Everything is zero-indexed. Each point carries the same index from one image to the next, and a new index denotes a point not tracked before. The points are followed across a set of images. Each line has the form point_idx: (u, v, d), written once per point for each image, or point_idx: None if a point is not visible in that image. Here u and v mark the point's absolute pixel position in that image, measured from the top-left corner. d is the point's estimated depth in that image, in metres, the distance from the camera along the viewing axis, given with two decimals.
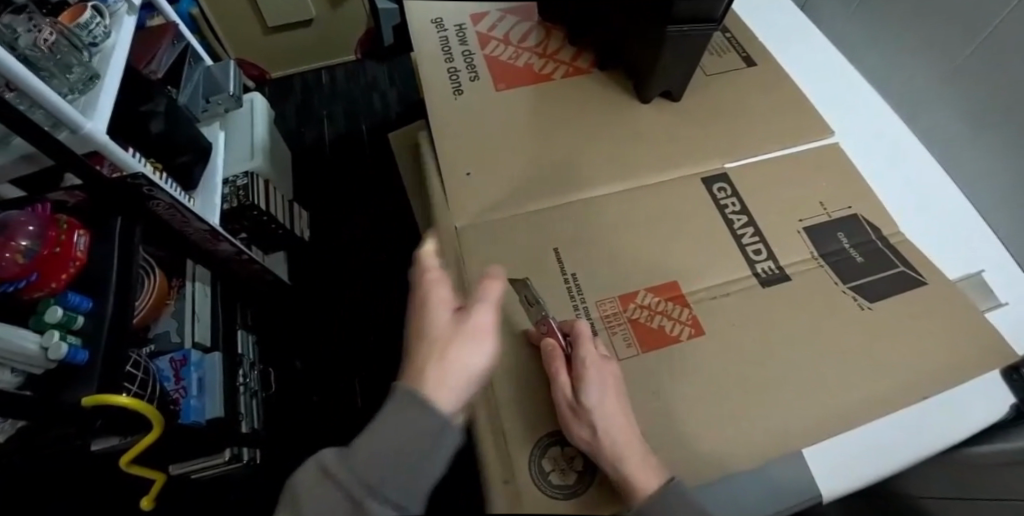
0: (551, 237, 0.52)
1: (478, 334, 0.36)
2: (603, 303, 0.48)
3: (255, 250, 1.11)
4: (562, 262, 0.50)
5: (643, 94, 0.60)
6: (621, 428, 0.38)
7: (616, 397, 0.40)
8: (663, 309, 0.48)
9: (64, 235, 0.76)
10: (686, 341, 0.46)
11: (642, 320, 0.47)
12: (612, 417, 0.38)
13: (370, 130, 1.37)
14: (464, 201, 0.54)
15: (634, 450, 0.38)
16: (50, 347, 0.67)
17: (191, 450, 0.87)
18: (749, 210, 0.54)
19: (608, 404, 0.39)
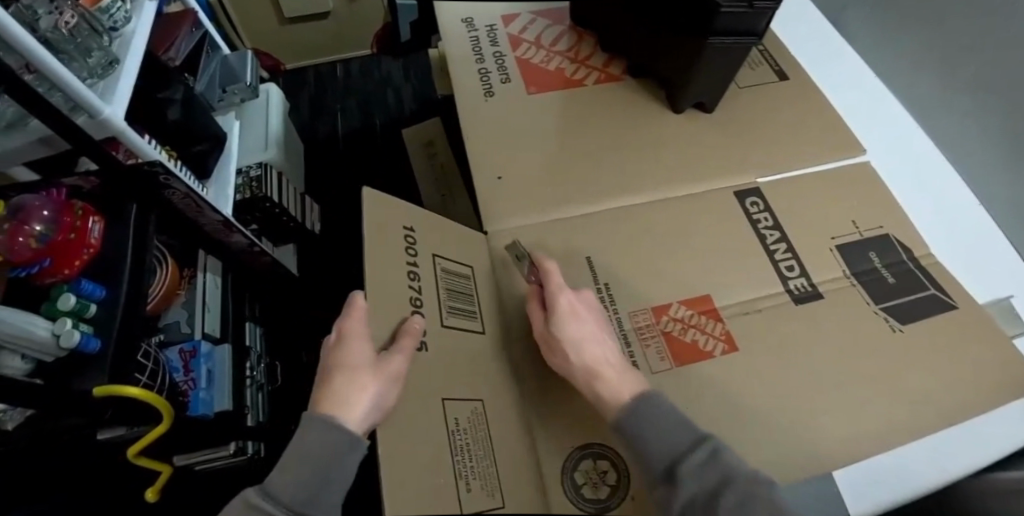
0: (584, 245, 0.52)
1: (371, 374, 0.38)
2: (636, 315, 0.48)
3: (266, 242, 1.10)
4: (595, 273, 0.50)
5: (675, 104, 0.59)
6: (580, 353, 0.42)
7: (581, 324, 0.43)
8: (697, 322, 0.48)
9: (79, 222, 0.76)
10: (719, 357, 0.46)
11: (676, 333, 0.47)
12: (573, 346, 0.42)
13: (384, 125, 1.36)
14: (496, 205, 0.54)
15: (609, 370, 0.41)
16: (61, 335, 0.66)
17: (197, 443, 0.86)
18: (783, 226, 0.53)
19: (573, 331, 0.42)
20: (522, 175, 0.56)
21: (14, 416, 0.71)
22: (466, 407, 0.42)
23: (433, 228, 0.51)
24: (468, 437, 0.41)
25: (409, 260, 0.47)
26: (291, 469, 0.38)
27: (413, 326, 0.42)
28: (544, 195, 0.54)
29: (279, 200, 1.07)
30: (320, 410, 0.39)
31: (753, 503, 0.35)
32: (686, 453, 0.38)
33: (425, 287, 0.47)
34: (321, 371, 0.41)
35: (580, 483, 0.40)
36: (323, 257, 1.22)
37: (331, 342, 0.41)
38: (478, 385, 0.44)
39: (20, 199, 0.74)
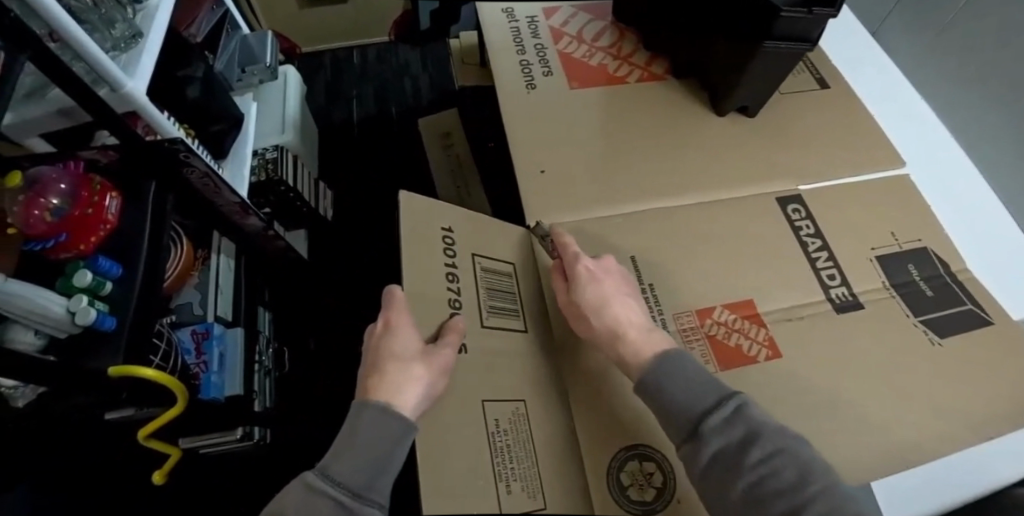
0: (628, 245, 0.52)
1: (419, 363, 0.38)
2: (680, 317, 0.48)
3: (278, 226, 1.09)
4: (638, 271, 0.51)
5: (719, 107, 0.59)
6: (601, 316, 0.43)
7: (601, 289, 0.44)
8: (740, 327, 0.48)
9: (97, 197, 0.73)
10: (762, 363, 0.46)
11: (720, 337, 0.47)
12: (592, 310, 0.43)
13: (400, 114, 1.35)
14: (541, 202, 0.54)
15: (633, 328, 0.42)
16: (77, 312, 0.65)
17: (207, 425, 0.85)
18: (824, 235, 0.53)
19: (593, 293, 0.44)
20: (565, 170, 0.55)
21: (25, 393, 0.67)
22: (506, 407, 0.41)
23: (473, 225, 0.50)
24: (508, 438, 0.39)
25: (448, 261, 0.46)
26: (350, 453, 0.36)
27: (458, 323, 0.41)
28: (587, 193, 0.54)
29: (294, 185, 1.05)
30: (370, 401, 0.38)
31: (782, 459, 0.35)
32: (711, 409, 0.38)
33: (464, 284, 0.46)
34: (368, 363, 0.40)
35: (626, 484, 0.39)
36: (334, 245, 1.20)
37: (378, 335, 0.41)
38: (519, 385, 0.43)
39: (37, 170, 0.73)
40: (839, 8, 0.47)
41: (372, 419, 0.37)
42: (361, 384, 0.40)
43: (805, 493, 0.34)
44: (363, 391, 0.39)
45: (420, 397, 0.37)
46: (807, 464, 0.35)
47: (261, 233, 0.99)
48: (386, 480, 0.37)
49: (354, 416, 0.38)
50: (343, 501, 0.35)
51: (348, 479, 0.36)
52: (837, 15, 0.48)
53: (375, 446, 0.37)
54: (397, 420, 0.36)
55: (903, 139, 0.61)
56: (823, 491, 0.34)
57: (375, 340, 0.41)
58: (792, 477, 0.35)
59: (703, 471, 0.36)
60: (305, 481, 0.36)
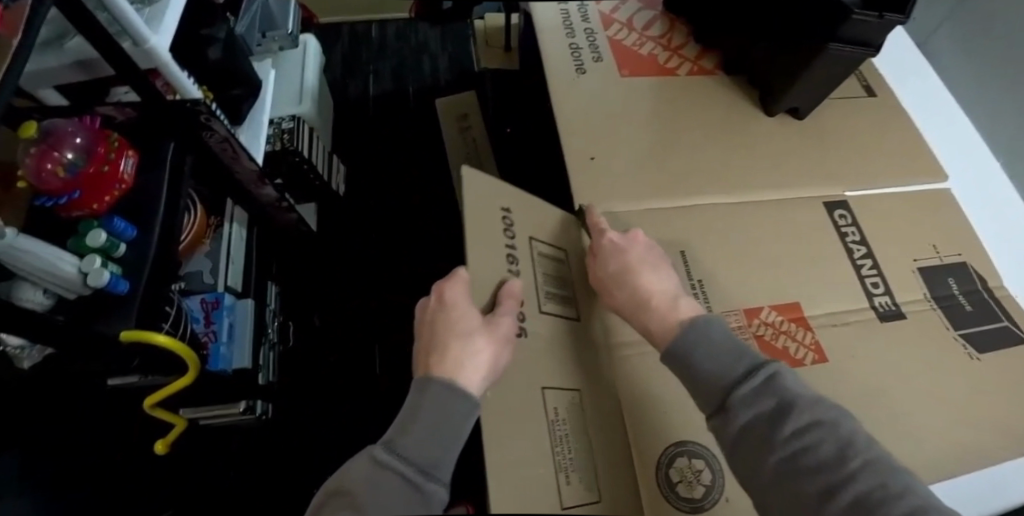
0: (676, 239, 0.52)
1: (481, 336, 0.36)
2: (728, 316, 0.48)
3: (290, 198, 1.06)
4: (688, 266, 0.51)
5: (769, 107, 0.58)
6: (624, 286, 0.42)
7: (624, 259, 0.43)
8: (787, 329, 0.48)
9: (113, 155, 0.70)
10: (809, 366, 0.46)
11: (767, 337, 0.47)
12: (615, 281, 0.43)
13: (416, 93, 1.32)
14: (590, 188, 0.53)
15: (659, 299, 0.41)
16: (90, 273, 0.62)
17: (214, 394, 0.84)
18: (870, 243, 0.53)
19: (614, 263, 0.43)
20: (615, 158, 0.55)
21: (32, 354, 0.64)
22: (565, 396, 0.39)
23: (530, 205, 0.46)
24: (567, 428, 0.38)
25: (509, 241, 0.42)
26: (413, 430, 0.36)
27: (513, 289, 0.38)
28: (634, 181, 0.54)
29: (309, 156, 1.02)
30: (433, 379, 0.36)
31: (820, 433, 0.32)
32: (741, 379, 0.35)
33: (524, 267, 0.42)
34: (426, 339, 0.39)
35: (675, 480, 0.40)
36: (342, 222, 1.17)
37: (434, 309, 0.39)
38: (574, 374, 0.41)
39: (50, 122, 0.69)
40: (909, 14, 0.47)
41: (438, 397, 0.36)
42: (422, 360, 0.39)
43: (845, 468, 0.31)
44: (425, 368, 0.38)
45: (485, 373, 0.35)
46: (848, 437, 0.32)
47: (274, 203, 0.97)
48: (451, 455, 0.36)
49: (417, 391, 0.37)
50: (410, 478, 0.35)
51: (411, 455, 0.36)
52: (906, 21, 0.47)
53: (438, 423, 0.35)
54: (464, 400, 0.35)
55: (948, 155, 0.61)
56: (864, 467, 0.31)
57: (432, 314, 0.40)
58: (830, 453, 0.32)
59: (734, 443, 0.34)
60: (372, 456, 0.37)
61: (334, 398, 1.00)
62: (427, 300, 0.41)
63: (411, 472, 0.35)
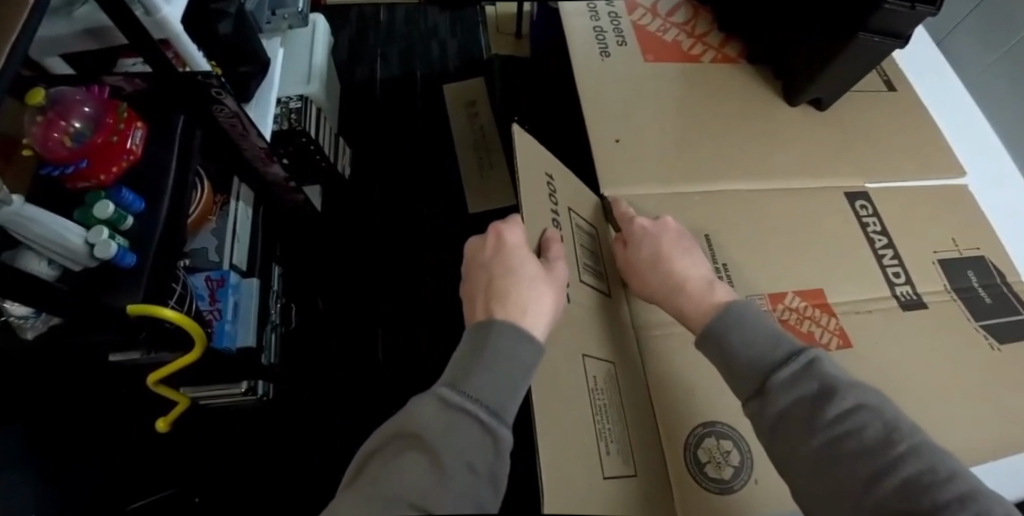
0: (701, 223, 0.53)
1: (543, 276, 0.40)
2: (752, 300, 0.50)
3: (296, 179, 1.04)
4: (712, 249, 0.52)
5: (791, 97, 0.59)
6: (658, 271, 0.46)
7: (657, 246, 0.46)
8: (811, 314, 0.49)
9: (122, 125, 0.68)
10: (834, 350, 0.47)
11: (791, 322, 0.49)
12: (649, 265, 0.46)
13: (424, 78, 1.30)
14: (613, 168, 0.55)
15: (696, 283, 0.43)
16: (96, 245, 0.60)
17: (215, 373, 0.82)
18: (890, 233, 0.54)
19: (647, 250, 0.47)
20: (639, 140, 0.57)
21: (37, 325, 0.64)
22: (602, 368, 0.44)
23: (568, 183, 0.53)
24: (605, 399, 0.42)
25: (553, 206, 0.49)
26: (483, 368, 0.33)
27: (555, 236, 0.44)
28: (657, 164, 0.56)
29: (316, 137, 1.00)
30: (496, 308, 0.37)
31: (864, 416, 0.32)
32: (780, 364, 0.36)
33: (565, 231, 0.49)
34: (478, 281, 0.40)
35: (704, 460, 0.42)
36: (347, 205, 1.17)
37: (491, 248, 0.41)
38: (608, 349, 0.46)
39: (60, 90, 0.66)
40: (940, 8, 0.47)
41: (503, 327, 0.35)
42: (476, 293, 0.40)
43: (891, 452, 0.31)
44: (482, 299, 0.39)
45: (548, 307, 0.38)
46: (893, 422, 0.32)
47: (281, 183, 0.96)
48: (517, 403, 0.33)
49: (478, 333, 0.36)
50: (480, 418, 0.31)
51: (484, 394, 0.32)
52: (937, 14, 0.47)
53: (509, 362, 0.34)
54: (530, 343, 0.35)
55: (967, 151, 0.62)
56: (911, 452, 0.30)
57: (487, 253, 0.41)
58: (876, 437, 0.31)
59: (772, 427, 0.35)
60: (434, 399, 0.32)
61: (335, 382, 0.99)
62: (480, 240, 0.42)
63: (482, 412, 0.31)
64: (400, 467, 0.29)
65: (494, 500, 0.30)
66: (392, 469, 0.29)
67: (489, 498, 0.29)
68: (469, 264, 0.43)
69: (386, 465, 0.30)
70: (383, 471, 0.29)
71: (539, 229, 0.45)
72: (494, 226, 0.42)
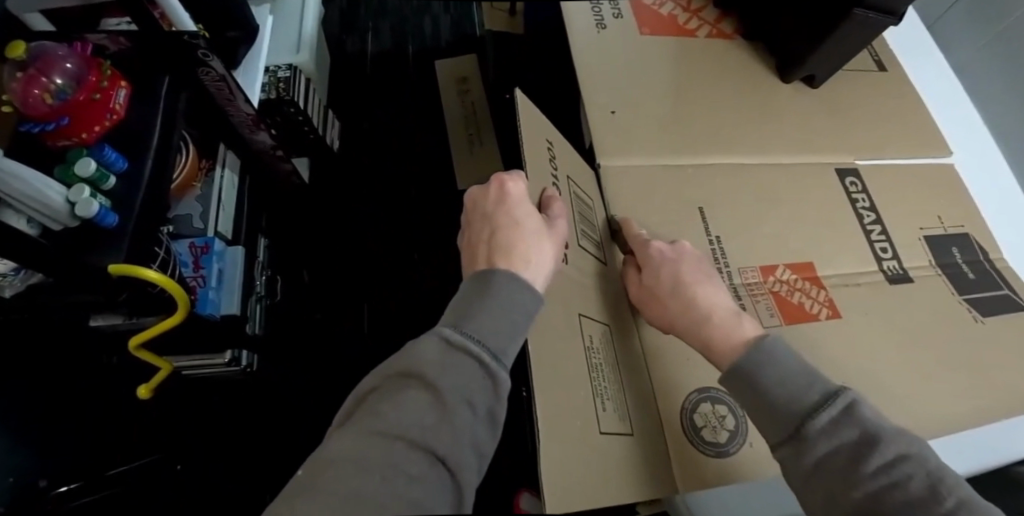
0: (694, 196, 0.54)
1: (544, 227, 0.41)
2: (745, 272, 0.51)
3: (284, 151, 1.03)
4: (706, 223, 0.53)
5: (785, 74, 0.59)
6: (678, 297, 0.43)
7: (678, 270, 0.44)
8: (801, 287, 0.50)
9: (106, 84, 0.65)
10: (823, 321, 0.48)
11: (783, 294, 0.49)
12: (669, 291, 0.44)
13: (416, 53, 1.27)
14: (609, 140, 0.56)
15: (723, 313, 0.41)
16: (78, 203, 0.58)
17: (197, 343, 0.81)
18: (879, 210, 0.55)
19: (668, 273, 0.45)
20: (635, 111, 0.57)
21: (15, 283, 0.63)
22: (596, 329, 0.46)
23: (566, 155, 0.54)
24: (600, 357, 0.44)
25: (553, 172, 0.50)
26: (486, 312, 0.33)
27: (556, 197, 0.45)
28: (655, 135, 0.56)
29: (305, 107, 0.98)
30: (498, 257, 0.37)
31: (909, 466, 0.30)
32: (817, 407, 0.33)
33: (563, 194, 0.50)
34: (476, 232, 0.41)
35: (699, 425, 0.44)
36: (336, 178, 1.15)
37: (494, 198, 0.42)
38: (600, 313, 0.48)
39: (40, 44, 0.62)
40: None
41: (505, 275, 0.35)
42: (477, 240, 0.40)
43: (939, 508, 0.29)
44: (483, 244, 0.39)
45: (549, 258, 0.39)
46: (939, 474, 0.30)
47: (268, 151, 0.95)
48: (517, 348, 0.34)
49: (479, 279, 0.36)
50: (483, 359, 0.31)
51: (486, 335, 0.32)
52: None
53: (511, 308, 0.34)
54: (530, 295, 0.35)
55: (954, 133, 0.64)
56: (960, 507, 0.28)
57: (490, 202, 0.42)
58: (921, 489, 0.30)
59: (808, 475, 0.32)
60: (437, 339, 0.32)
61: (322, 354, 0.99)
62: (481, 190, 0.43)
63: (484, 352, 0.32)
64: (403, 402, 0.29)
65: (490, 439, 0.31)
66: (393, 404, 0.29)
67: (484, 438, 0.31)
68: (469, 212, 0.43)
69: (386, 398, 0.30)
70: (384, 404, 0.30)
71: (539, 190, 0.46)
72: (497, 177, 0.43)
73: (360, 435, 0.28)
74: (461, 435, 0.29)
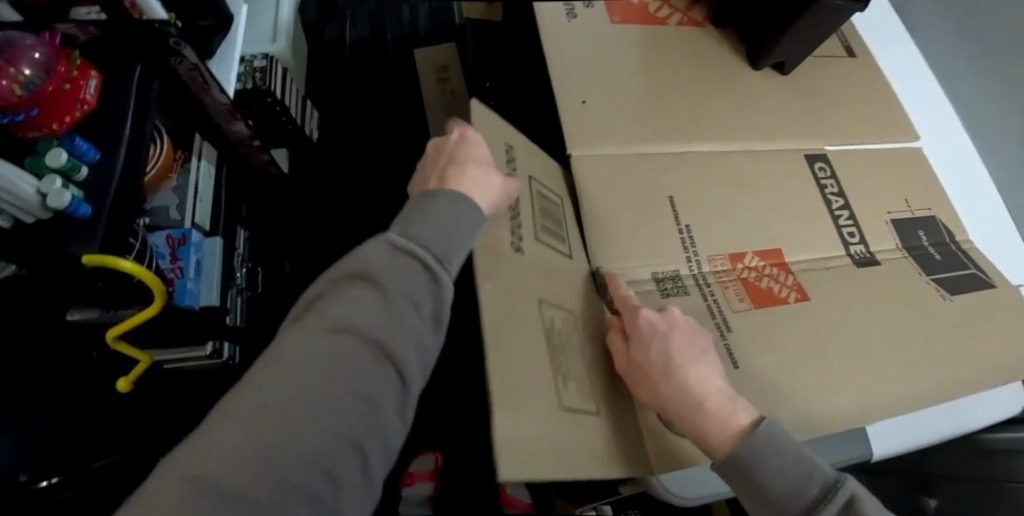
0: (666, 185, 0.55)
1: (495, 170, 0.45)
2: (714, 260, 0.52)
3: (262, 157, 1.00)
4: (676, 211, 0.54)
5: (755, 62, 0.61)
6: (670, 379, 0.40)
7: (667, 348, 0.41)
8: (769, 272, 0.51)
9: (75, 74, 0.63)
10: (792, 304, 0.49)
11: (751, 280, 0.51)
12: (659, 372, 0.41)
13: (396, 41, 1.26)
14: (587, 129, 0.56)
15: (718, 398, 0.39)
16: (49, 194, 0.57)
17: (178, 336, 0.81)
18: (846, 195, 0.56)
19: (655, 355, 0.41)
20: (606, 100, 0.58)
21: None
22: (561, 312, 0.46)
23: (528, 154, 0.55)
24: (563, 338, 0.45)
25: (511, 171, 0.50)
26: (433, 223, 0.37)
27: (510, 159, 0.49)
28: (630, 123, 0.57)
29: (282, 98, 0.97)
30: (453, 182, 0.41)
31: None
32: (819, 503, 0.34)
33: (524, 191, 0.51)
34: (434, 166, 0.45)
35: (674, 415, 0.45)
36: (316, 169, 1.15)
37: (455, 141, 0.46)
38: (569, 300, 0.49)
39: (6, 34, 0.60)
40: None
41: (451, 192, 0.40)
42: (434, 171, 0.44)
43: None
44: (440, 174, 0.43)
45: (496, 195, 0.44)
46: None
47: (245, 141, 0.95)
48: (461, 257, 0.38)
49: (427, 198, 0.40)
50: (428, 262, 0.35)
51: (431, 242, 0.36)
52: None
53: (455, 221, 0.38)
54: (476, 212, 0.39)
55: (921, 118, 0.66)
56: None
57: (453, 143, 0.46)
58: None
59: None
60: (386, 243, 0.36)
61: None
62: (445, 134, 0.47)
63: (428, 254, 0.36)
64: (354, 298, 0.33)
65: (436, 335, 0.36)
66: (344, 300, 0.33)
67: (429, 334, 0.35)
68: (430, 151, 0.46)
69: (337, 297, 0.34)
70: (338, 302, 0.33)
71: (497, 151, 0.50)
72: (461, 126, 0.47)
73: (312, 326, 0.32)
74: (407, 327, 0.34)
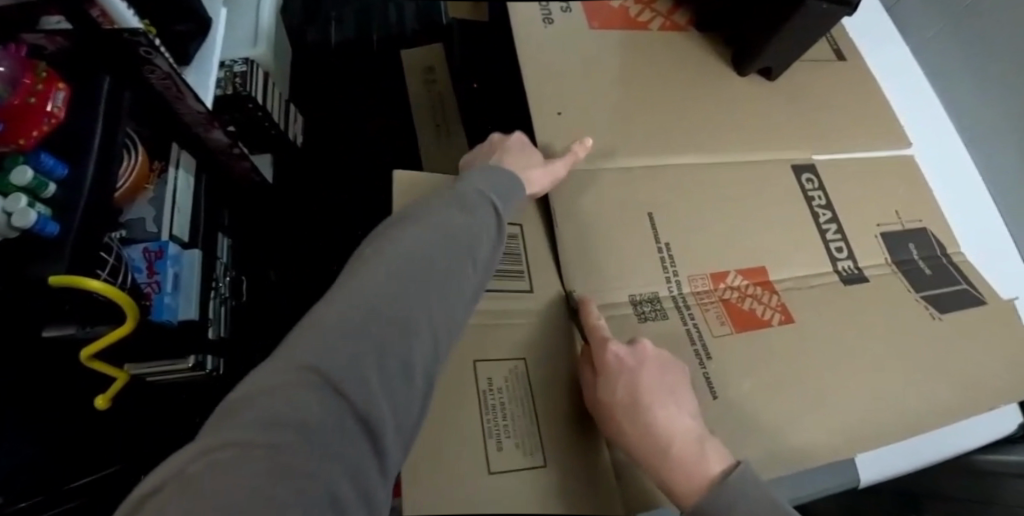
0: (648, 200, 0.52)
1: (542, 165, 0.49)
2: (694, 280, 0.49)
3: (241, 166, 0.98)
4: (656, 229, 0.51)
5: (741, 67, 0.59)
6: (635, 418, 0.39)
7: (635, 383, 0.39)
8: (753, 292, 0.49)
9: (41, 86, 0.61)
10: (776, 326, 0.47)
11: (734, 301, 0.48)
12: (625, 410, 0.39)
13: (382, 42, 1.24)
14: (565, 141, 0.54)
15: (689, 438, 0.38)
16: (15, 213, 0.55)
17: (156, 351, 0.78)
18: (834, 207, 0.54)
19: (620, 390, 0.39)
20: (584, 110, 0.55)
21: None
22: (503, 367, 0.43)
23: None
24: (501, 396, 0.41)
25: None
26: (495, 180, 0.43)
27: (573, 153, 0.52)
28: (610, 134, 0.55)
29: (264, 103, 0.95)
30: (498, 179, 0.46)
31: None
32: None
33: None
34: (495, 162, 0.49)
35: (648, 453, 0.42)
36: (300, 175, 1.13)
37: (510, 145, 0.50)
38: (520, 343, 0.45)
39: None
40: None
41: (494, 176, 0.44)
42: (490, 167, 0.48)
43: None
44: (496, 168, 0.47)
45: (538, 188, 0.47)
46: None
47: (225, 149, 0.92)
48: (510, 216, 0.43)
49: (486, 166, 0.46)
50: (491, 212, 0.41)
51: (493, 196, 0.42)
52: None
53: (508, 185, 0.44)
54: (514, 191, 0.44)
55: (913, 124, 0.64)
56: None
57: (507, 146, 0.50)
58: None
59: None
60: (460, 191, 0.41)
61: None
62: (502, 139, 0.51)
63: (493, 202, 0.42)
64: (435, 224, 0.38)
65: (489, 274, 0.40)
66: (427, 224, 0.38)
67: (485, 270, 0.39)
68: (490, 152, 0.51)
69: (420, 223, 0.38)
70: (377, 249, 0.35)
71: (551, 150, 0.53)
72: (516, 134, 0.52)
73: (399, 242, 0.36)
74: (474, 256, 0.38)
